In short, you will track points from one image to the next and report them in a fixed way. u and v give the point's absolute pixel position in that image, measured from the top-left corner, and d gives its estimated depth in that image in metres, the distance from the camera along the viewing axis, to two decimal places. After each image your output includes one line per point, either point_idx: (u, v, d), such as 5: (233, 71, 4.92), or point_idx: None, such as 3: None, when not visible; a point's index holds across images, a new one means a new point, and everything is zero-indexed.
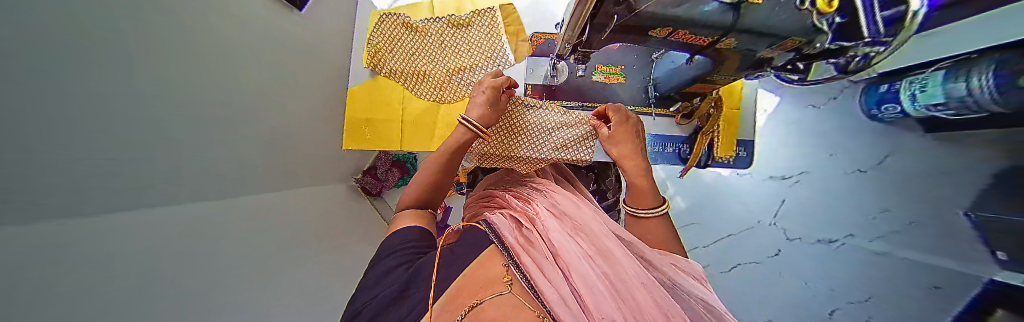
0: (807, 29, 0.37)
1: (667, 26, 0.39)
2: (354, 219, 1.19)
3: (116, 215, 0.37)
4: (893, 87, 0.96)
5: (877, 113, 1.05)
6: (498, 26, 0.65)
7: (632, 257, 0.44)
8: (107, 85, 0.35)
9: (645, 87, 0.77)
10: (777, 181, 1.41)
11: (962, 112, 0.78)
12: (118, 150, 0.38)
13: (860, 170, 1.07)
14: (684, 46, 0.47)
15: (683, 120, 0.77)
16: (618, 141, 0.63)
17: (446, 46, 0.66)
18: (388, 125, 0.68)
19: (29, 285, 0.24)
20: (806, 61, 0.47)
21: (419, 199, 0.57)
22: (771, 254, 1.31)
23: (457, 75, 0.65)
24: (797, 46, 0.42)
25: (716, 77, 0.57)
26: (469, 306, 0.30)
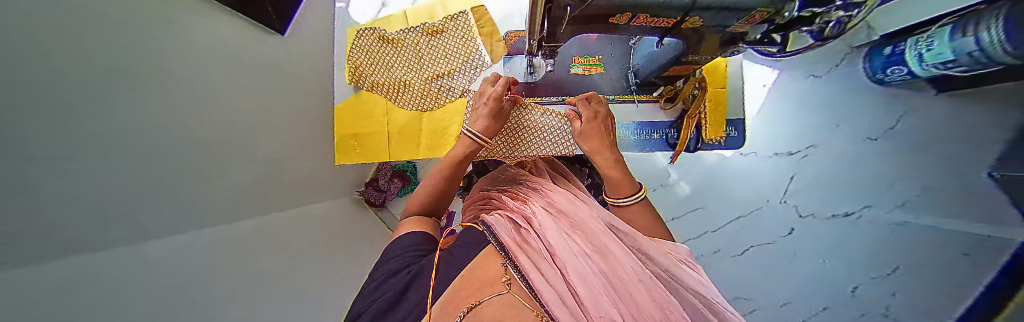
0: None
1: (625, 11, 0.37)
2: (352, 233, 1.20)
3: (122, 244, 0.40)
4: (897, 48, 0.93)
5: (883, 77, 1.03)
6: (472, 29, 0.65)
7: (630, 254, 0.43)
8: (100, 125, 0.38)
9: (626, 74, 0.76)
10: (784, 157, 1.35)
11: (973, 68, 0.75)
12: (117, 184, 0.40)
13: (871, 138, 1.03)
14: (650, 29, 0.46)
15: (666, 104, 0.75)
16: (587, 137, 0.64)
17: (424, 54, 0.67)
18: (374, 138, 0.68)
19: (48, 310, 0.26)
20: (780, 32, 0.45)
21: (423, 206, 0.59)
22: (783, 235, 1.24)
23: (437, 81, 0.67)
24: (767, 18, 0.39)
25: (690, 58, 0.55)
26: (469, 306, 0.28)
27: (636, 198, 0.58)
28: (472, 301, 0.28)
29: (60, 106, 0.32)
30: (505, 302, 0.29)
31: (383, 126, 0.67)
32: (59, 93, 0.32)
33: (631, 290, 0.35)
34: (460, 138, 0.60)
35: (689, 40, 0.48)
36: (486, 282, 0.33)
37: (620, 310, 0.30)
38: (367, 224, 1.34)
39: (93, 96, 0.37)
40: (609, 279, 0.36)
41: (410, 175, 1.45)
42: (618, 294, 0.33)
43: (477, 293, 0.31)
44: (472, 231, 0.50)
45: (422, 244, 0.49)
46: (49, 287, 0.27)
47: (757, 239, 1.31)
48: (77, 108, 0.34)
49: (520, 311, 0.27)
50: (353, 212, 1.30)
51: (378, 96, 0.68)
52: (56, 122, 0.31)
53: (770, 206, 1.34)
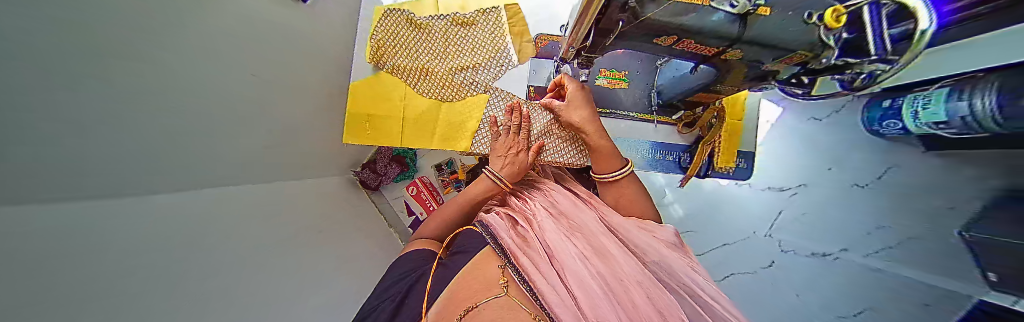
0: (816, 44, 0.37)
1: (673, 35, 0.39)
2: (356, 212, 1.20)
3: (67, 206, 0.34)
4: (896, 103, 0.97)
5: (879, 129, 1.07)
6: (503, 26, 0.65)
7: (627, 256, 0.48)
8: (84, 80, 0.34)
9: (648, 94, 0.76)
10: (774, 192, 1.40)
11: (963, 131, 0.79)
12: (81, 136, 0.36)
13: (859, 185, 1.08)
14: (689, 55, 0.47)
15: (684, 129, 0.76)
16: (575, 109, 0.64)
17: (451, 44, 0.67)
18: (389, 121, 0.66)
19: (24, 288, 0.23)
20: (812, 76, 0.47)
21: (437, 231, 0.67)
22: (766, 265, 1.26)
23: (460, 74, 0.66)
24: (804, 60, 0.42)
25: (720, 87, 0.57)
26: (466, 309, 0.35)
27: (624, 171, 0.65)
28: (469, 305, 0.35)
29: (48, 59, 0.29)
30: (503, 304, 0.35)
31: (400, 111, 0.66)
32: (52, 44, 0.29)
33: (628, 289, 0.41)
34: (482, 179, 0.66)
35: (721, 70, 0.50)
36: (483, 283, 0.41)
37: (613, 308, 0.36)
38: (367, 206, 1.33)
39: (91, 50, 0.34)
40: (606, 278, 0.42)
41: (409, 162, 1.43)
42: (612, 291, 0.40)
43: (472, 296, 0.38)
44: (471, 236, 0.56)
45: (424, 257, 0.58)
46: (24, 254, 0.26)
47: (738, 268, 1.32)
48: (67, 62, 0.31)
49: (516, 311, 0.33)
50: (353, 193, 1.29)
51: (398, 79, 0.66)
52: (42, 76, 0.28)
53: (756, 237, 1.37)
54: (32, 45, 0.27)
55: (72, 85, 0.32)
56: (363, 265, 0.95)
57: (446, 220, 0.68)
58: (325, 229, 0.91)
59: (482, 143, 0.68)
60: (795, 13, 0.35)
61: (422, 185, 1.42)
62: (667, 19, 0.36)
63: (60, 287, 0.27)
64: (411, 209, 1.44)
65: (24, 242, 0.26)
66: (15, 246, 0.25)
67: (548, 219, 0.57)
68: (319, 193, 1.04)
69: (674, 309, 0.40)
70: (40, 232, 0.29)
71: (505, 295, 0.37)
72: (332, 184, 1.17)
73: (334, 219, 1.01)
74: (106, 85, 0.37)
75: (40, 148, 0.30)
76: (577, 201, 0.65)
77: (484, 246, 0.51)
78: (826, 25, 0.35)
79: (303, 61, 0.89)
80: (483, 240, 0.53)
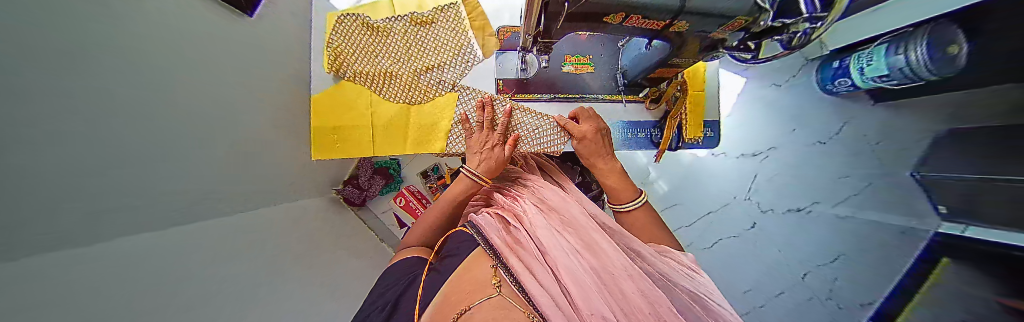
0: (751, 9, 0.39)
1: (621, 11, 0.40)
2: (342, 231, 1.15)
3: (95, 247, 0.34)
4: (843, 62, 1.06)
5: (832, 87, 1.15)
6: (463, 21, 0.64)
7: (619, 251, 0.50)
8: (107, 103, 0.35)
9: (614, 75, 0.78)
10: (748, 158, 1.41)
11: (903, 82, 0.91)
12: (114, 159, 0.37)
13: (821, 142, 1.21)
14: (642, 30, 0.48)
15: (652, 105, 0.78)
16: (587, 152, 0.67)
17: (413, 44, 0.65)
18: (358, 130, 0.64)
19: (36, 309, 0.23)
20: (756, 40, 0.48)
21: (424, 236, 0.65)
22: (746, 228, 1.32)
23: (425, 74, 0.65)
24: (745, 25, 0.43)
25: (677, 61, 0.58)
26: (457, 314, 0.34)
27: (637, 203, 0.65)
28: (461, 308, 0.35)
29: (82, 100, 0.32)
30: (495, 305, 0.34)
31: (368, 119, 0.64)
32: (87, 87, 0.33)
33: (620, 284, 0.43)
34: (460, 178, 0.65)
35: (675, 44, 0.51)
36: (475, 284, 0.40)
37: (607, 306, 0.37)
38: (359, 223, 1.30)
39: (115, 81, 0.37)
40: (597, 273, 0.44)
41: (392, 172, 1.39)
42: (604, 286, 0.42)
43: (466, 297, 0.37)
44: (460, 237, 0.55)
45: (415, 263, 0.57)
46: (42, 280, 0.26)
47: (723, 233, 1.38)
48: (106, 100, 0.35)
49: (510, 310, 0.33)
50: (340, 212, 1.26)
51: (360, 87, 0.64)
52: (79, 115, 0.31)
53: (737, 202, 1.39)
54: (72, 91, 0.30)
55: (96, 109, 0.34)
56: (354, 284, 0.93)
57: (432, 223, 0.66)
58: (315, 250, 0.89)
59: (457, 143, 0.67)
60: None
61: (409, 195, 1.38)
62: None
63: (93, 308, 0.29)
64: (401, 220, 1.41)
65: (61, 270, 0.28)
66: (50, 275, 0.27)
67: (539, 216, 0.57)
68: (307, 213, 1.01)
69: (659, 296, 0.43)
70: (83, 258, 0.31)
71: (499, 294, 0.36)
72: (317, 204, 1.13)
73: (324, 240, 0.98)
74: (120, 107, 0.37)
75: (75, 171, 0.31)
76: (564, 194, 0.66)
77: (474, 248, 0.50)
78: None
79: (277, 82, 0.86)
80: (472, 241, 0.52)
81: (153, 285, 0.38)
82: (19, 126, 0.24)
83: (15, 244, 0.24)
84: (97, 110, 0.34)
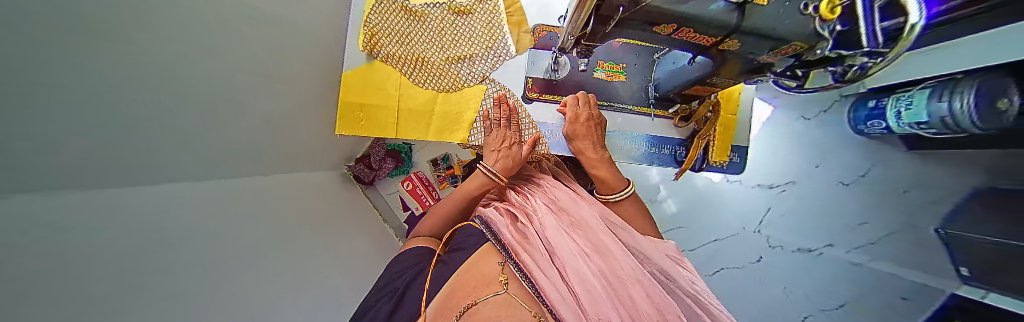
0: (810, 35, 0.37)
1: (674, 23, 0.39)
2: (350, 207, 1.18)
3: (81, 210, 0.33)
4: (880, 104, 1.02)
5: (864, 128, 1.12)
6: (500, 15, 0.66)
7: (629, 256, 0.49)
8: (92, 62, 0.33)
9: (645, 87, 0.77)
10: (764, 189, 1.39)
11: (942, 132, 0.86)
12: (94, 122, 0.34)
13: (842, 183, 1.15)
14: (686, 44, 0.47)
15: (681, 122, 0.77)
16: (579, 137, 0.67)
17: (448, 33, 0.66)
18: (385, 111, 0.65)
19: (23, 279, 0.22)
20: (806, 70, 0.47)
21: (435, 228, 0.66)
22: (753, 260, 1.30)
23: (457, 63, 0.66)
24: (798, 52, 0.42)
25: (715, 80, 0.58)
26: (464, 307, 0.35)
27: (626, 193, 0.65)
28: (468, 303, 0.35)
29: (74, 69, 0.31)
30: (503, 302, 0.35)
31: (395, 101, 0.65)
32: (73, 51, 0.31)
33: (629, 289, 0.42)
34: (475, 175, 0.66)
35: (717, 63, 0.51)
36: (481, 280, 0.40)
37: (615, 307, 0.36)
38: (365, 202, 1.33)
39: (107, 59, 0.35)
40: (607, 277, 0.43)
41: (404, 157, 1.41)
42: (612, 289, 0.41)
43: (472, 292, 0.38)
44: (469, 233, 0.56)
45: (422, 252, 0.57)
46: (30, 248, 0.25)
47: (729, 263, 1.33)
48: (88, 68, 0.32)
49: (518, 310, 0.33)
50: (350, 188, 1.28)
51: (391, 69, 0.65)
52: (78, 88, 0.31)
53: (745, 233, 1.37)
54: (57, 54, 0.28)
55: (83, 71, 0.32)
56: (361, 260, 0.96)
57: (443, 217, 0.67)
58: (326, 224, 0.92)
59: (478, 133, 0.67)
60: (791, 3, 0.35)
61: (417, 180, 1.40)
62: (665, 7, 0.36)
63: (87, 276, 0.29)
64: (406, 204, 1.42)
65: (66, 233, 0.29)
66: (54, 237, 0.27)
67: (549, 216, 0.57)
68: (316, 186, 1.04)
69: (667, 301, 0.43)
70: (89, 225, 0.32)
71: (505, 292, 0.37)
72: (327, 179, 1.16)
73: (335, 215, 1.01)
74: (111, 66, 0.35)
75: (41, 141, 0.28)
76: (575, 196, 0.65)
77: (484, 242, 0.51)
78: (821, 17, 0.34)
79: (307, 55, 0.88)
80: (482, 235, 0.53)
81: (152, 256, 0.38)
82: (8, 106, 0.23)
83: (17, 222, 0.24)
84: (95, 85, 0.33)
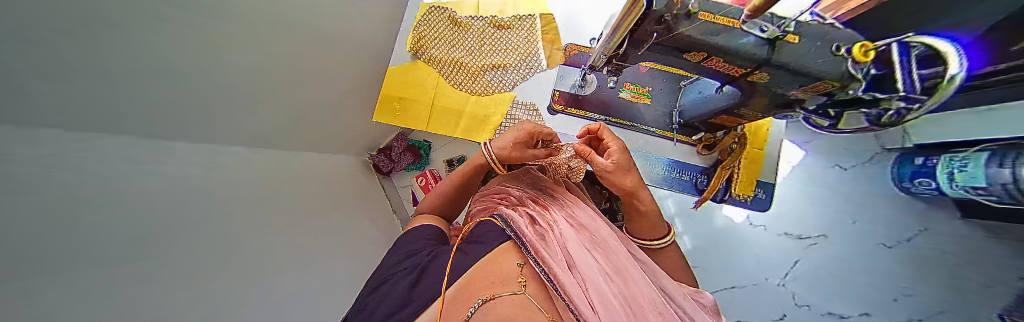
0: (844, 74, 0.37)
1: (703, 51, 0.41)
2: (366, 194, 1.25)
3: (80, 165, 0.34)
4: (930, 161, 0.90)
5: (912, 187, 0.99)
6: (537, 32, 0.74)
7: (648, 285, 0.47)
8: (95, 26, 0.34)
9: (670, 112, 0.78)
10: (793, 240, 1.27)
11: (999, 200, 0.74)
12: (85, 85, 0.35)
13: (884, 244, 1.07)
14: (717, 74, 0.49)
15: (705, 150, 0.79)
16: (621, 172, 0.58)
17: (487, 43, 0.73)
18: (418, 106, 0.70)
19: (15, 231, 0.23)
20: (840, 110, 0.47)
21: (432, 207, 0.73)
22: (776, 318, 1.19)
23: (492, 70, 0.73)
24: (831, 90, 0.41)
25: (744, 111, 0.58)
26: (483, 299, 0.35)
27: (666, 241, 0.62)
28: (486, 296, 0.35)
29: (73, 33, 0.31)
30: (520, 302, 0.34)
31: (429, 98, 0.71)
32: (103, 22, 0.35)
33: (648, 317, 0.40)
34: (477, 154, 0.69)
35: (749, 92, 0.51)
36: (499, 277, 0.40)
37: None
38: (377, 189, 1.39)
39: (121, 29, 0.37)
40: (625, 300, 0.42)
41: (422, 153, 1.47)
42: (631, 312, 0.39)
43: (486, 288, 0.38)
44: (487, 229, 0.57)
45: (433, 236, 0.61)
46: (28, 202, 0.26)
47: (741, 316, 1.21)
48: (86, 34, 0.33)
49: (534, 311, 0.33)
50: (364, 175, 1.35)
51: (431, 68, 0.72)
52: (71, 51, 0.32)
53: (766, 284, 1.24)
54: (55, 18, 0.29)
55: (77, 31, 0.32)
56: (362, 245, 0.99)
57: (438, 195, 0.73)
58: (332, 206, 0.96)
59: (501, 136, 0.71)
60: (823, 43, 0.37)
61: (430, 177, 1.43)
62: (699, 37, 0.39)
63: (93, 224, 0.31)
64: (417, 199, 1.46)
65: (68, 182, 0.31)
66: (59, 185, 0.30)
67: (570, 229, 0.58)
68: (332, 169, 1.10)
69: None
70: (91, 178, 0.34)
71: (525, 293, 0.36)
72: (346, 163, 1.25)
73: (342, 198, 1.05)
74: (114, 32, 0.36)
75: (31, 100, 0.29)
76: (594, 216, 0.65)
77: (502, 241, 0.51)
78: (854, 59, 0.36)
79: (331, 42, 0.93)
80: (500, 233, 0.54)
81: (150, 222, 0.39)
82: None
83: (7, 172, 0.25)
84: (92, 49, 0.34)
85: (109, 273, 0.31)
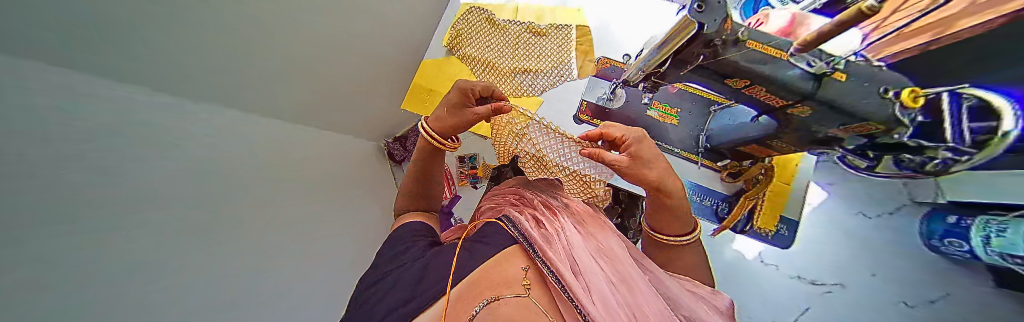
0: (891, 120, 0.36)
1: (746, 79, 0.47)
2: (371, 181, 1.31)
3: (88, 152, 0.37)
4: (964, 221, 0.81)
5: (941, 244, 0.91)
6: (571, 43, 0.76)
7: (660, 298, 0.45)
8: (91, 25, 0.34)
9: (697, 135, 0.80)
10: (807, 284, 1.18)
11: None
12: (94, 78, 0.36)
13: (905, 303, 1.00)
14: (756, 101, 0.52)
15: (728, 178, 0.84)
16: (654, 163, 0.53)
17: (520, 47, 0.75)
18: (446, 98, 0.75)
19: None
20: (881, 153, 0.50)
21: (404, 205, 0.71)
22: None
23: (521, 73, 0.74)
24: (873, 132, 0.41)
25: (775, 143, 0.60)
26: (487, 298, 0.34)
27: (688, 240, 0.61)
28: (491, 296, 0.34)
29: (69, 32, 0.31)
30: (523, 302, 0.34)
31: None
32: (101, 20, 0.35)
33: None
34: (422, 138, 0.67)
35: (783, 124, 0.53)
36: (504, 279, 0.40)
37: None
38: (382, 173, 1.45)
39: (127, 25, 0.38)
40: (634, 309, 0.40)
41: None
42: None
43: (491, 288, 0.37)
44: (494, 231, 0.57)
45: (422, 230, 0.63)
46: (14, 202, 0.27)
47: None
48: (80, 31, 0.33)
49: (539, 313, 0.32)
50: (374, 157, 1.41)
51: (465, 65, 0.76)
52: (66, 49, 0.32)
53: None
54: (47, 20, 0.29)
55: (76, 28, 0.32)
56: (347, 233, 1.02)
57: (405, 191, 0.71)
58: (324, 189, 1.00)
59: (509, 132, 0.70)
60: (870, 83, 0.36)
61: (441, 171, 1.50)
62: (744, 63, 0.44)
63: (83, 211, 0.34)
64: None
65: (73, 171, 0.34)
66: (60, 174, 0.32)
67: (577, 236, 0.57)
68: (339, 153, 1.15)
69: None
70: (90, 168, 0.36)
71: (528, 296, 0.36)
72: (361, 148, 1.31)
73: (336, 181, 1.08)
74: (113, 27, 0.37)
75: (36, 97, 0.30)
76: (604, 228, 0.65)
77: (507, 246, 0.51)
78: (902, 103, 0.35)
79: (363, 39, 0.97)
80: (506, 237, 0.54)
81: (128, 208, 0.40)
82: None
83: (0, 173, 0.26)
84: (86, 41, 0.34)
85: (82, 261, 0.33)
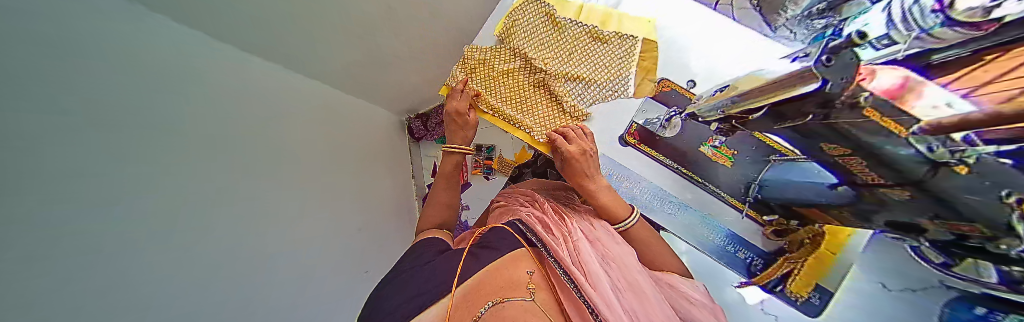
0: (997, 223, 0.30)
1: (844, 149, 0.47)
2: (377, 152, 1.43)
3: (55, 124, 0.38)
4: (992, 315, 0.49)
5: None
6: (632, 53, 0.92)
7: (658, 298, 0.56)
8: None
9: (749, 184, 0.90)
10: None
11: None
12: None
13: None
14: (840, 168, 0.52)
15: (772, 234, 0.98)
16: (574, 175, 0.78)
17: (578, 50, 0.94)
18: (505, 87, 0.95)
19: None
20: (978, 256, 0.40)
21: (435, 218, 0.78)
22: None
23: (573, 80, 0.92)
24: (969, 235, 0.35)
25: (840, 211, 0.62)
26: (493, 301, 0.38)
27: (631, 220, 0.74)
28: (495, 300, 0.38)
29: None
30: (527, 307, 0.38)
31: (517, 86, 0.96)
32: None
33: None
34: (449, 158, 0.86)
35: (866, 197, 0.50)
36: (509, 282, 0.43)
37: None
38: (395, 141, 1.63)
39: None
40: (636, 314, 0.48)
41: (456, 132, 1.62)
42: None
43: (497, 290, 0.41)
44: (500, 236, 0.58)
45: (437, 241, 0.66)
46: None
47: None
48: None
49: (539, 316, 0.36)
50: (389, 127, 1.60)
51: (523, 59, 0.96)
52: None
53: None
54: None
55: None
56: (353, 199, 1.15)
57: (438, 215, 0.79)
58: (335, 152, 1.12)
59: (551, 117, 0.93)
60: (990, 183, 0.28)
61: None
62: (858, 136, 0.42)
63: None
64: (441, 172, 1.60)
65: None
66: None
67: (587, 244, 0.64)
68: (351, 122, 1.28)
69: None
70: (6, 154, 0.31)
71: (532, 300, 0.40)
72: (376, 121, 1.49)
73: (345, 145, 1.20)
74: None
75: None
76: (614, 236, 0.71)
77: (515, 247, 0.54)
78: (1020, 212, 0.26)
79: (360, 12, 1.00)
80: (511, 241, 0.56)
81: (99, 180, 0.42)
82: None
83: None
84: None
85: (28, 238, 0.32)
